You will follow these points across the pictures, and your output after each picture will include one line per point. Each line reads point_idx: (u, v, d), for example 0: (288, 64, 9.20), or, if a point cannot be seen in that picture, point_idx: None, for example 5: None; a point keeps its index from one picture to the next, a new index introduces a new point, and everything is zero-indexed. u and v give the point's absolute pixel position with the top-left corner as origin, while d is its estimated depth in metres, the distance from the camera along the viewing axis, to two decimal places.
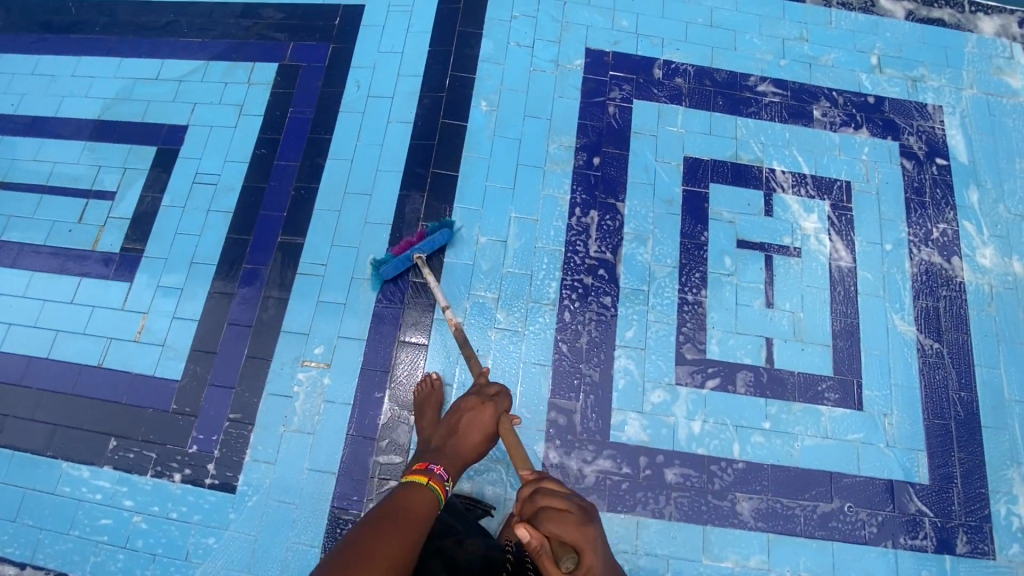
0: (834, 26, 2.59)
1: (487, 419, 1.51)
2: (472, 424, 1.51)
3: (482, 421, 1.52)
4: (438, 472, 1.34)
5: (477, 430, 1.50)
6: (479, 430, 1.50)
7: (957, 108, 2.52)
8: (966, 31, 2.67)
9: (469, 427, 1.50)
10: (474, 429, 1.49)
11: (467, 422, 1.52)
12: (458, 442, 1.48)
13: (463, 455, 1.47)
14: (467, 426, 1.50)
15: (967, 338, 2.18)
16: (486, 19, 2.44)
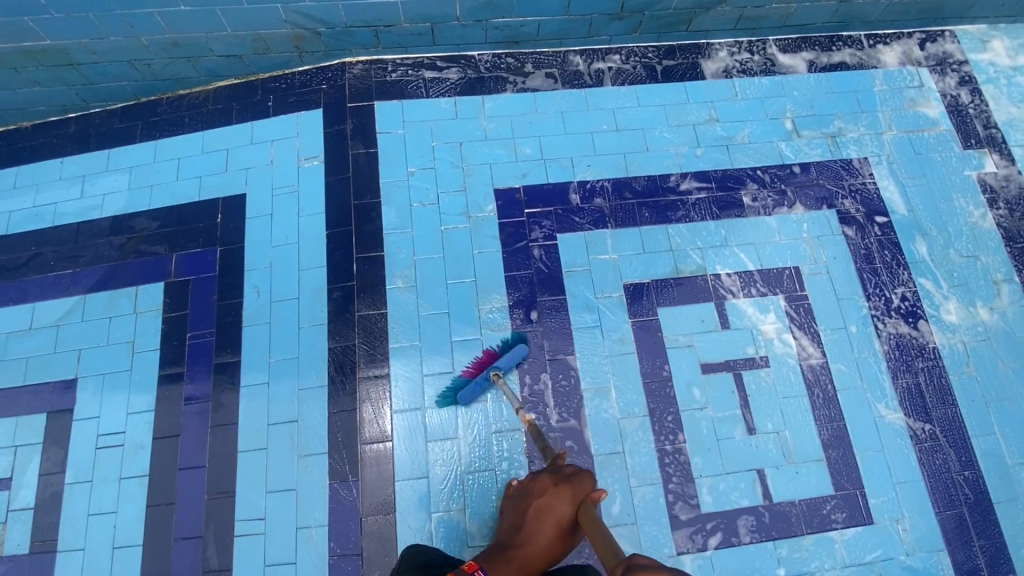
0: (741, 98, 2.48)
1: (564, 508, 1.42)
2: (550, 511, 1.42)
3: (559, 505, 1.43)
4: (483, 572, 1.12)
5: (552, 519, 1.41)
6: (556, 517, 1.42)
7: (883, 154, 2.43)
8: (871, 68, 2.59)
9: (545, 515, 1.43)
10: (547, 519, 1.42)
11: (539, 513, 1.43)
12: (531, 535, 1.39)
13: (541, 540, 1.39)
14: (550, 518, 1.41)
15: (956, 410, 2.07)
16: (381, 184, 2.25)
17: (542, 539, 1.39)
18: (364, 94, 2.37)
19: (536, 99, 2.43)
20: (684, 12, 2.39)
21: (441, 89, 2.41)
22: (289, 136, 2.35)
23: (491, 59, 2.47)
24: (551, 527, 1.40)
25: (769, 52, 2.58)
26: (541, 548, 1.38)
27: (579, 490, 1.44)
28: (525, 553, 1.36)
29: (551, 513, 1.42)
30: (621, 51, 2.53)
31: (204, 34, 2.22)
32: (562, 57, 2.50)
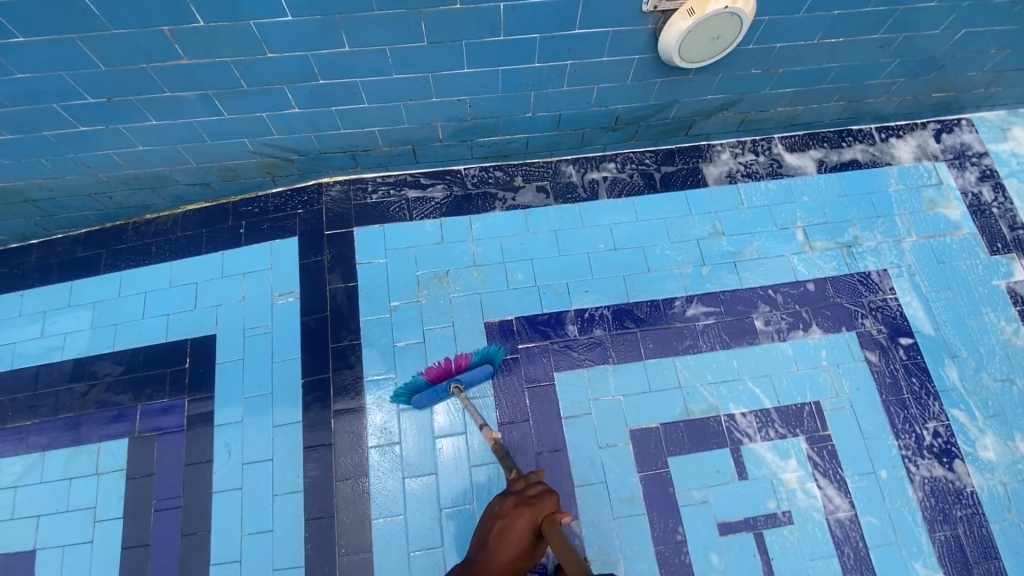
0: (747, 206, 2.31)
1: (523, 525, 1.35)
2: (510, 528, 1.35)
3: (521, 524, 1.35)
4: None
5: (517, 536, 1.35)
6: (518, 542, 1.34)
7: (904, 265, 2.25)
8: (885, 165, 2.42)
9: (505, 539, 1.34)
10: (506, 538, 1.34)
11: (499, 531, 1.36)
12: (490, 557, 1.32)
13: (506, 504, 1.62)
14: (508, 533, 1.34)
15: (1002, 567, 1.87)
16: (361, 323, 2.08)
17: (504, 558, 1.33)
18: (342, 220, 2.22)
19: (527, 216, 2.27)
20: (682, 120, 2.24)
21: (425, 209, 2.25)
22: (261, 269, 2.18)
23: (478, 174, 2.32)
24: (519, 526, 1.35)
25: (775, 151, 2.41)
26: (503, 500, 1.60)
27: (547, 505, 1.38)
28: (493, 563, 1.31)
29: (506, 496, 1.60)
30: (616, 158, 2.37)
31: (167, 168, 2.06)
32: (553, 168, 2.35)
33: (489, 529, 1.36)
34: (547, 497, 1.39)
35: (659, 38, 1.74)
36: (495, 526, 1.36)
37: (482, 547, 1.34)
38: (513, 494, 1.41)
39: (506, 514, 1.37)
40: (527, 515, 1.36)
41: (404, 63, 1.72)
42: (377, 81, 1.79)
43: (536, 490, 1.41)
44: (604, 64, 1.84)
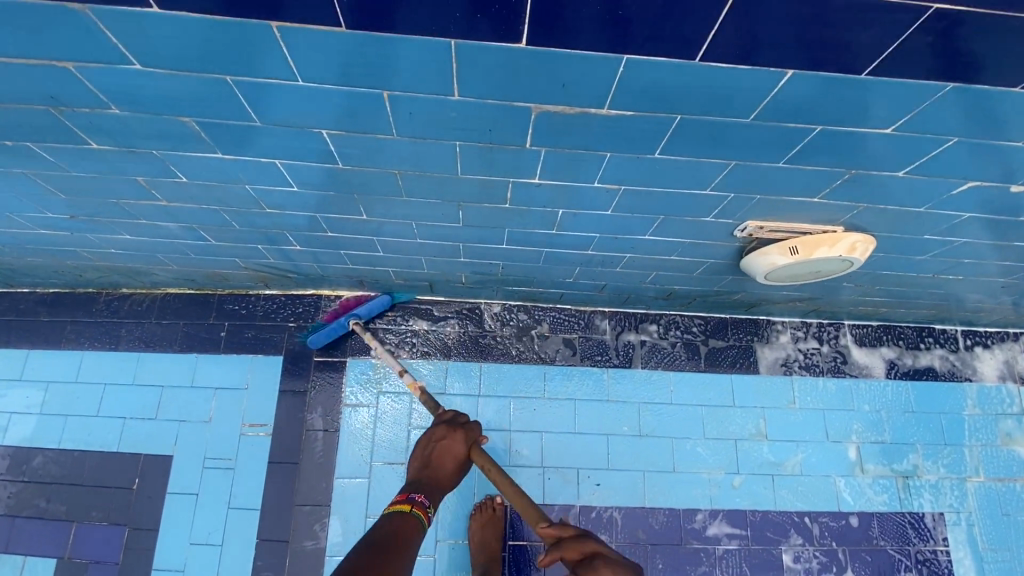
0: (799, 407, 2.01)
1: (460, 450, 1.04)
2: (446, 452, 1.03)
3: (455, 454, 1.04)
4: (424, 501, 0.93)
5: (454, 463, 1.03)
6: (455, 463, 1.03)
7: (964, 510, 1.95)
8: (964, 380, 2.10)
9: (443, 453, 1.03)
10: (447, 464, 1.02)
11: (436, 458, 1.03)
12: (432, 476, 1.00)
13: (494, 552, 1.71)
14: (445, 458, 1.03)
15: None
16: (334, 483, 1.79)
17: (450, 462, 1.03)
18: (336, 345, 1.93)
19: (547, 375, 1.97)
20: (746, 301, 1.92)
21: (433, 347, 1.96)
22: (235, 388, 1.91)
23: (500, 312, 2.02)
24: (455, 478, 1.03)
25: (842, 343, 2.09)
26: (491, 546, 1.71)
27: (471, 436, 1.07)
28: (444, 479, 1.01)
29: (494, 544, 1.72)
30: (659, 319, 2.07)
31: (145, 265, 1.77)
32: (587, 320, 2.05)
33: (428, 452, 1.03)
34: (470, 426, 1.09)
35: (744, 257, 1.41)
36: (430, 453, 1.03)
37: (427, 464, 1.02)
38: (438, 436, 1.05)
39: (438, 441, 1.04)
40: (460, 446, 1.05)
41: (432, 234, 1.41)
42: (397, 241, 1.48)
43: (457, 422, 1.09)
44: (671, 260, 1.52)
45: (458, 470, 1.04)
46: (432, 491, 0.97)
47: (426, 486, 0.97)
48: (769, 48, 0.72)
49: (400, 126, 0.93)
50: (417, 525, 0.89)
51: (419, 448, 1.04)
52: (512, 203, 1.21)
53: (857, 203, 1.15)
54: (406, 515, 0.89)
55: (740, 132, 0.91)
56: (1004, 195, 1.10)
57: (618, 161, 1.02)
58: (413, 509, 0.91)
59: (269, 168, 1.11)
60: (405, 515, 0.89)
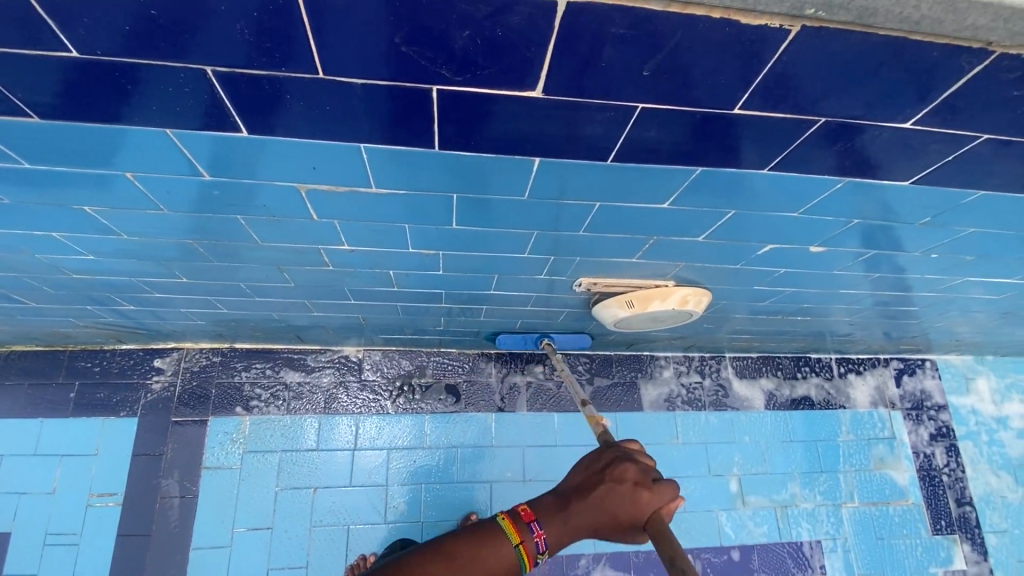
0: (682, 442, 2.03)
1: (622, 504, 0.66)
2: (625, 497, 0.66)
3: (621, 508, 0.66)
4: (539, 541, 0.65)
5: (598, 512, 0.66)
6: (605, 515, 0.66)
7: (840, 536, 2.02)
8: (838, 407, 2.19)
9: (600, 503, 0.66)
10: (601, 510, 0.66)
11: (599, 496, 0.67)
12: (573, 514, 0.67)
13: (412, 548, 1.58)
14: (602, 507, 0.66)
15: None
16: (191, 553, 1.67)
17: (621, 513, 0.66)
18: (199, 402, 1.82)
19: (428, 424, 1.92)
20: (624, 340, 1.94)
21: (306, 400, 1.87)
22: (85, 454, 1.76)
23: (379, 359, 1.97)
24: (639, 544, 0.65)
25: (724, 376, 2.15)
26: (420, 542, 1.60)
27: (658, 502, 0.66)
28: (590, 522, 0.66)
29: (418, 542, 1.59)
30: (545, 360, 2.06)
31: None
32: (470, 363, 2.02)
33: (601, 475, 0.69)
34: (665, 483, 0.67)
35: (592, 308, 1.40)
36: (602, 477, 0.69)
37: (581, 494, 0.68)
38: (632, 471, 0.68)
39: (614, 475, 0.68)
40: (638, 504, 0.66)
41: (270, 293, 1.34)
42: (238, 299, 1.40)
43: (651, 471, 0.69)
44: (529, 309, 1.51)
45: (630, 534, 0.66)
46: (566, 529, 0.66)
47: (558, 515, 0.67)
48: (502, 138, 0.69)
49: (164, 203, 0.87)
50: (508, 561, 0.64)
51: (580, 465, 0.72)
52: (334, 265, 1.16)
53: (676, 262, 1.16)
54: (509, 547, 0.64)
55: (522, 206, 0.90)
56: (808, 254, 1.14)
57: (419, 230, 0.99)
58: (520, 546, 0.64)
59: (48, 240, 1.01)
60: (503, 543, 0.65)
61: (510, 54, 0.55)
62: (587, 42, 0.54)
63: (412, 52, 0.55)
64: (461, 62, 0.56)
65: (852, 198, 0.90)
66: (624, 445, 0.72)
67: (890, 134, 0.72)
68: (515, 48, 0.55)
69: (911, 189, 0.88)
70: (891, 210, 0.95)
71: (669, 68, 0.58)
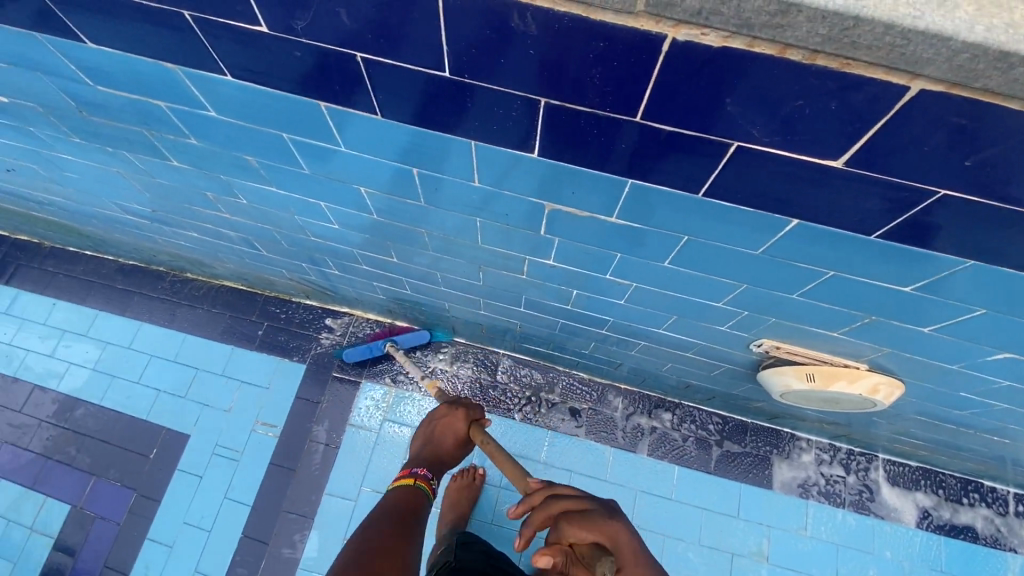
0: (809, 536, 1.86)
1: (459, 425, 1.22)
2: (450, 427, 1.23)
3: (453, 429, 1.24)
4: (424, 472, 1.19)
5: (452, 440, 1.23)
6: (455, 436, 1.23)
7: None
8: (1009, 550, 1.88)
9: (445, 435, 1.24)
10: (448, 436, 1.24)
11: (440, 430, 1.25)
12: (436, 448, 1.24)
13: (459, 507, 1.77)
14: (445, 432, 1.24)
15: None
16: (323, 497, 1.86)
17: (453, 435, 1.23)
18: (357, 365, 2.03)
19: (549, 441, 1.96)
20: (768, 410, 1.84)
21: (444, 388, 2.01)
22: (259, 385, 2.04)
23: (514, 366, 2.05)
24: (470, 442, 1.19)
25: (871, 477, 1.94)
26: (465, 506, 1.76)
27: (472, 415, 1.24)
28: (445, 447, 1.24)
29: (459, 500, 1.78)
30: (675, 409, 2.01)
31: (208, 259, 1.95)
32: (599, 392, 2.03)
33: (433, 428, 1.27)
34: (472, 408, 1.25)
35: (760, 371, 1.36)
36: (434, 428, 1.27)
37: (433, 438, 1.26)
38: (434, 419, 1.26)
39: (440, 416, 1.27)
40: (460, 421, 1.23)
41: (455, 286, 1.47)
42: (425, 285, 1.55)
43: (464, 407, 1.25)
44: (688, 355, 1.49)
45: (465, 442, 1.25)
46: (438, 463, 1.23)
47: (430, 462, 1.22)
48: (773, 195, 0.72)
49: (426, 196, 1.00)
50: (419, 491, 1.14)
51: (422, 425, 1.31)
52: (529, 275, 1.25)
53: (880, 347, 1.09)
54: (410, 484, 1.15)
55: (748, 259, 0.90)
56: None
57: (628, 262, 1.04)
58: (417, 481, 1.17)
59: (314, 207, 1.21)
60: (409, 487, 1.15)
61: (833, 127, 0.58)
62: (921, 126, 0.55)
63: (737, 111, 0.59)
64: (778, 125, 0.60)
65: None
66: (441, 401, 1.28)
67: None
68: (843, 123, 0.57)
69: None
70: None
71: (997, 161, 0.57)
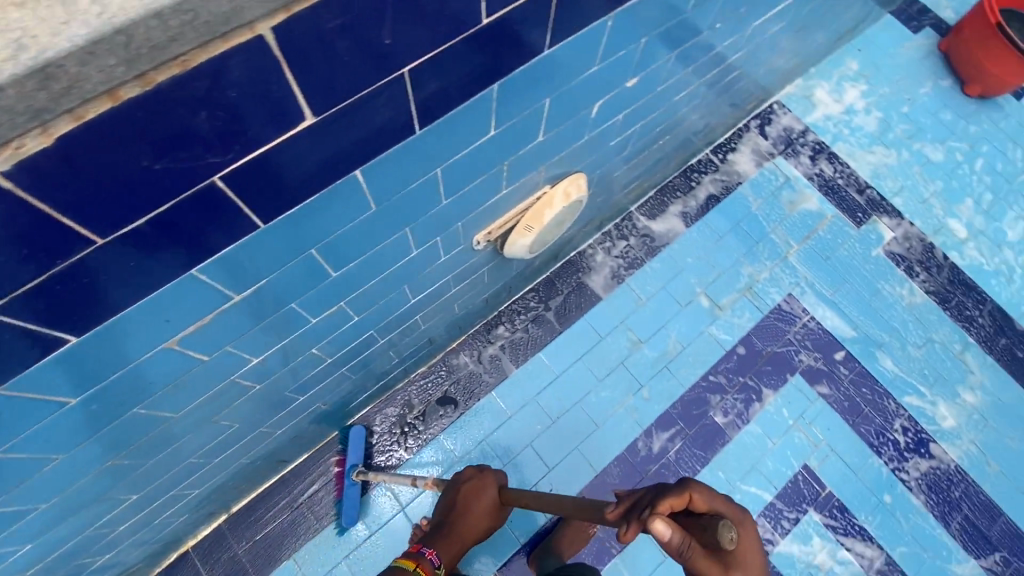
0: (647, 299, 2.20)
1: (487, 490, 1.64)
2: (474, 500, 1.63)
3: (474, 501, 1.63)
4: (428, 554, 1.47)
5: (475, 510, 1.62)
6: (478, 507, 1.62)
7: (802, 280, 2.26)
8: (735, 186, 2.41)
9: (469, 504, 1.62)
10: (469, 506, 1.62)
11: (463, 502, 1.63)
12: (457, 518, 1.60)
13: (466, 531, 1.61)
14: (463, 504, 1.63)
15: (1008, 521, 2.02)
16: None
17: (478, 504, 1.62)
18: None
19: (446, 437, 1.97)
20: (548, 256, 2.03)
21: (335, 497, 1.87)
22: None
23: (367, 421, 1.97)
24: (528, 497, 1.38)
25: (641, 226, 2.30)
26: (472, 529, 1.61)
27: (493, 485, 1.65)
28: (461, 522, 1.60)
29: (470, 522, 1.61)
30: (503, 318, 2.13)
31: None
32: (444, 366, 2.06)
33: (458, 504, 1.63)
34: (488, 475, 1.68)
35: (502, 253, 1.43)
36: (453, 501, 1.64)
37: (451, 506, 1.65)
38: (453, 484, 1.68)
39: (464, 486, 1.65)
40: (485, 494, 1.63)
41: (226, 443, 1.29)
42: (203, 469, 1.34)
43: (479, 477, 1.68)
44: (456, 291, 1.52)
45: (488, 511, 1.63)
46: (445, 540, 1.57)
47: (432, 541, 1.57)
48: (291, 183, 0.71)
49: (64, 439, 0.84)
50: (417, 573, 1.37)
51: (443, 499, 1.69)
52: (259, 382, 1.11)
53: (540, 170, 1.22)
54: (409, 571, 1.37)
55: (381, 215, 0.90)
56: (630, 90, 1.21)
57: (311, 301, 0.98)
58: (417, 565, 1.41)
59: None
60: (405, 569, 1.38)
61: (229, 113, 0.57)
62: (302, 60, 0.58)
63: (168, 163, 0.58)
64: (215, 143, 0.59)
65: (629, 28, 0.98)
66: (465, 469, 1.70)
67: None
68: (231, 102, 0.56)
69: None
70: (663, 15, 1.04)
71: (366, 29, 0.60)
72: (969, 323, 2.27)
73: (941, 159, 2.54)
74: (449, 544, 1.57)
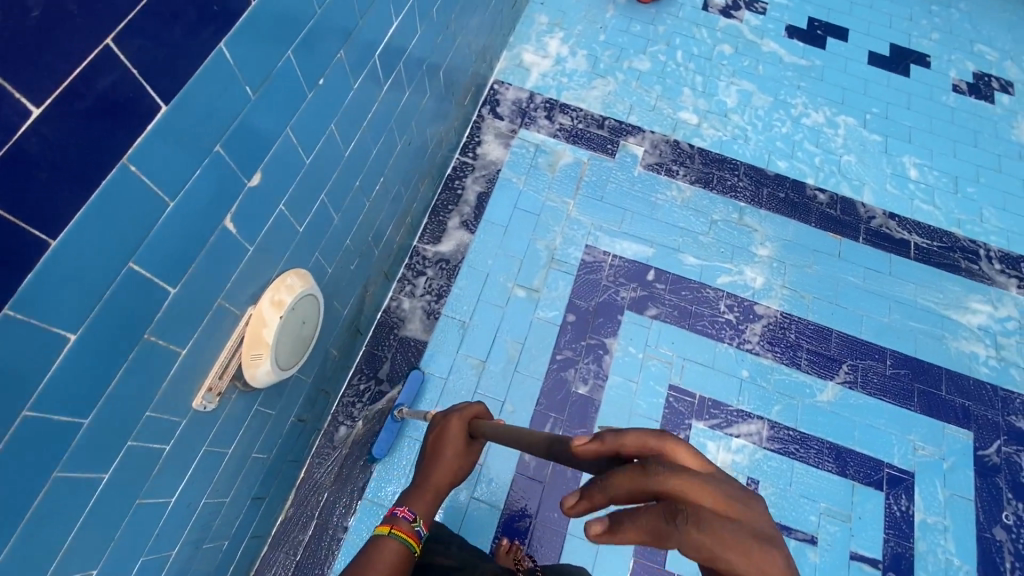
0: (469, 320, 2.15)
1: (454, 430, 1.26)
2: (447, 440, 1.26)
3: (446, 454, 1.25)
4: (406, 515, 1.23)
5: (449, 448, 1.26)
6: (454, 445, 1.25)
7: (589, 228, 2.38)
8: (496, 175, 2.45)
9: (440, 451, 1.25)
10: (442, 452, 1.25)
11: (436, 445, 1.27)
12: (428, 470, 1.25)
13: (439, 481, 1.25)
14: (436, 451, 1.26)
15: (838, 334, 2.27)
16: None
17: (451, 450, 1.24)
18: None
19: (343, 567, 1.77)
20: (347, 337, 1.87)
21: None
22: None
23: None
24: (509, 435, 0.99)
25: (431, 254, 2.24)
26: (447, 477, 1.25)
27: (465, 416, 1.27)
28: (435, 475, 1.24)
29: (441, 473, 1.24)
30: (341, 416, 1.96)
31: None
32: (305, 499, 1.86)
33: (431, 448, 1.27)
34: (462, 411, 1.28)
35: (253, 389, 1.29)
36: (428, 450, 1.29)
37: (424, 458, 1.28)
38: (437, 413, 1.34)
39: (438, 427, 1.28)
40: (457, 431, 1.25)
41: None
42: None
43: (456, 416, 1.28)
44: (237, 445, 1.37)
45: (465, 452, 1.27)
46: (425, 495, 1.25)
47: (409, 498, 1.25)
48: None
49: None
50: (395, 544, 1.20)
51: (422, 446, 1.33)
52: None
53: (214, 310, 1.07)
54: (388, 538, 1.20)
55: None
56: (266, 186, 1.11)
57: None
58: (393, 531, 1.21)
59: None
60: (385, 538, 1.21)
61: None
62: None
63: None
64: None
65: (169, 153, 0.84)
66: (438, 413, 1.28)
67: (49, 133, 0.67)
68: None
69: (185, 102, 0.83)
70: (217, 115, 0.91)
71: None
72: (734, 191, 2.52)
73: (650, 66, 2.76)
74: (425, 497, 1.26)
